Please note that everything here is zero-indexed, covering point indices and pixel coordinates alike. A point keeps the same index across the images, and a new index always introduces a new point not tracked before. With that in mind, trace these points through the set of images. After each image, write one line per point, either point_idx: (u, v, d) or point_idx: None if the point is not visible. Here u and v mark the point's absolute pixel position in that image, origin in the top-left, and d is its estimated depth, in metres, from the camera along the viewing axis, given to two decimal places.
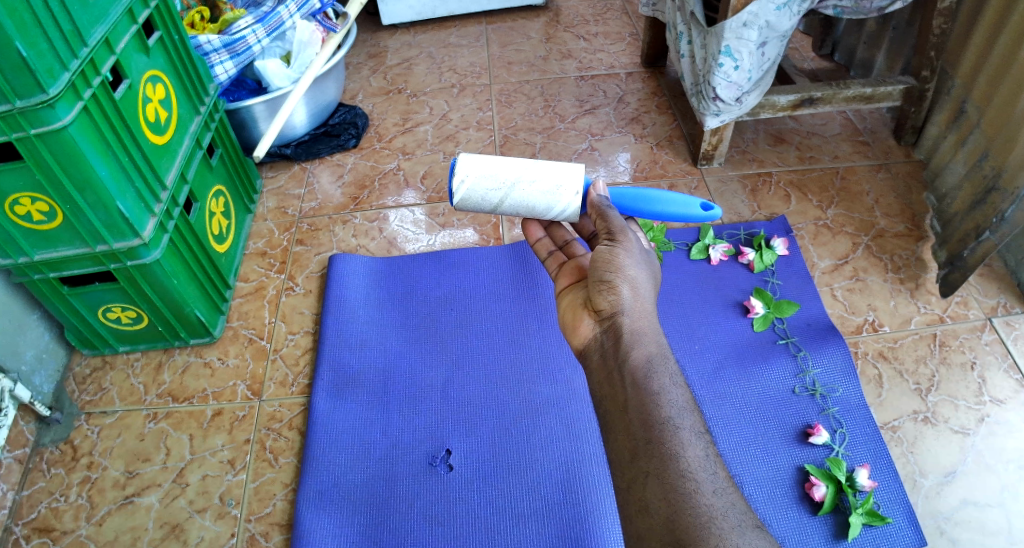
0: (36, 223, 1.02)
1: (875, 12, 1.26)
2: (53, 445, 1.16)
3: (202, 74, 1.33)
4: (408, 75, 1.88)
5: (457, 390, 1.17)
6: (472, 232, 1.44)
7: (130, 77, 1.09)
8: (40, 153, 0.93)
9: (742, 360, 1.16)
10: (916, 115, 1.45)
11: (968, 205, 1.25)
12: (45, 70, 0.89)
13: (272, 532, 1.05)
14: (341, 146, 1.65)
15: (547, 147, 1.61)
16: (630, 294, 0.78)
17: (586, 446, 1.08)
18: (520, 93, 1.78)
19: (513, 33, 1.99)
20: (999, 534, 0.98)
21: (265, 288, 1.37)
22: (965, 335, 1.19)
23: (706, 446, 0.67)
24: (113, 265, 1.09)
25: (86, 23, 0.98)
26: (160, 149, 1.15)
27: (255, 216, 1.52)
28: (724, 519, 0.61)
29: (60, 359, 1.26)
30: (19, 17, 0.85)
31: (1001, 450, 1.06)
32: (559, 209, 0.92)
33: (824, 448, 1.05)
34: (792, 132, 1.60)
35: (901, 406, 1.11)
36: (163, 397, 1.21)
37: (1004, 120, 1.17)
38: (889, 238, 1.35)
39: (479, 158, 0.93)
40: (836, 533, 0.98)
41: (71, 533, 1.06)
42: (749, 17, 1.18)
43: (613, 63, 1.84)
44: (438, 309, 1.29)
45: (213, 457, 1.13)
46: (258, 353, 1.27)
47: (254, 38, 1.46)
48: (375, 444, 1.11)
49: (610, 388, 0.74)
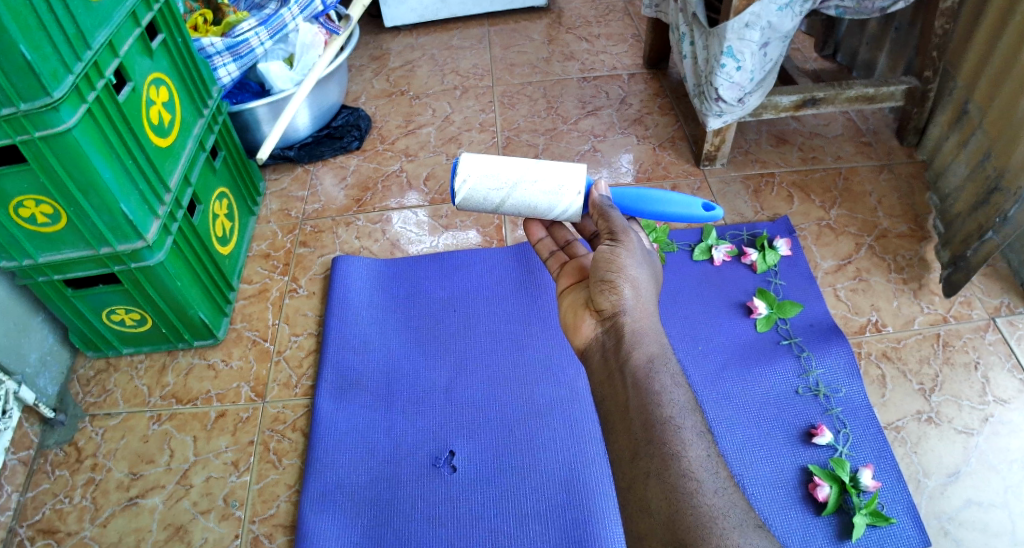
0: (39, 225, 1.03)
1: (876, 13, 1.26)
2: (57, 447, 1.16)
3: (206, 77, 1.34)
4: (411, 77, 1.89)
5: (461, 391, 1.17)
6: (475, 233, 1.44)
7: (133, 80, 1.09)
8: (45, 156, 0.94)
9: (746, 361, 1.16)
10: (919, 116, 1.45)
11: (971, 206, 1.24)
12: (50, 73, 0.90)
13: (275, 533, 1.05)
14: (344, 148, 1.66)
15: (549, 148, 1.62)
16: (632, 295, 0.78)
17: (589, 447, 1.08)
18: (522, 95, 1.78)
19: (516, 35, 1.99)
20: (1002, 534, 0.98)
21: (269, 290, 1.37)
22: (969, 335, 1.19)
23: (708, 446, 0.67)
24: (117, 267, 1.09)
25: (89, 26, 0.98)
26: (163, 151, 1.15)
27: (258, 218, 1.52)
28: (726, 518, 0.61)
29: (65, 362, 1.26)
30: (24, 21, 0.85)
31: (1004, 450, 1.05)
32: (561, 209, 0.92)
33: (828, 448, 1.05)
34: (795, 133, 1.60)
35: (904, 406, 1.11)
36: (167, 399, 1.22)
37: (1006, 121, 1.17)
38: (892, 238, 1.35)
39: (481, 158, 0.93)
40: (840, 533, 0.97)
41: (76, 534, 1.07)
42: (751, 18, 1.18)
43: (615, 65, 1.85)
44: (441, 311, 1.29)
45: (217, 458, 1.14)
46: (261, 354, 1.27)
47: (256, 41, 1.47)
48: (379, 445, 1.11)
49: (611, 388, 0.74)
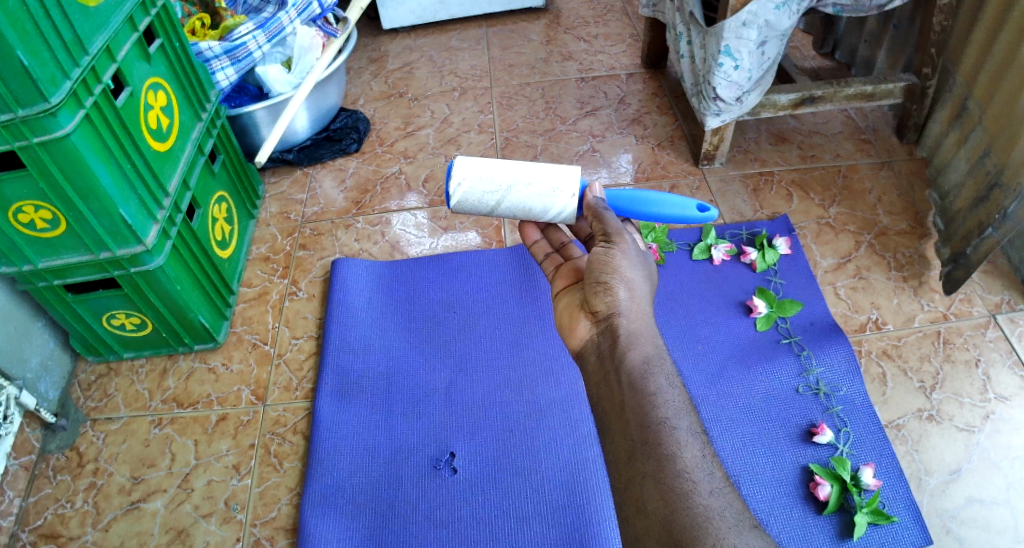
0: (39, 231, 1.03)
1: (875, 10, 1.25)
2: (59, 451, 1.17)
3: (204, 80, 1.34)
4: (409, 79, 1.89)
5: (461, 393, 1.17)
6: (474, 234, 1.44)
7: (132, 85, 1.09)
8: (43, 161, 0.94)
9: (746, 360, 1.16)
10: (918, 112, 1.45)
11: (970, 203, 1.24)
12: (47, 78, 0.90)
13: (277, 536, 1.05)
14: (343, 151, 1.66)
15: (548, 149, 1.62)
16: (627, 296, 0.78)
17: (588, 448, 1.08)
18: (521, 96, 1.78)
19: (514, 36, 1.99)
20: (1005, 531, 0.97)
21: (269, 293, 1.37)
22: (969, 332, 1.19)
23: (704, 447, 0.67)
24: (117, 272, 1.10)
25: (87, 31, 0.98)
26: (162, 156, 1.15)
27: (258, 221, 1.52)
28: (721, 518, 0.61)
29: (65, 366, 1.26)
30: (21, 26, 0.85)
31: (1006, 447, 1.05)
32: (555, 212, 0.93)
33: (829, 447, 1.05)
34: (794, 131, 1.60)
35: (905, 404, 1.11)
36: (168, 403, 1.22)
37: (1006, 119, 1.16)
38: (892, 236, 1.35)
39: (477, 160, 0.93)
40: (841, 532, 0.97)
41: (78, 538, 1.07)
42: (749, 17, 1.18)
43: (614, 65, 1.85)
44: (442, 313, 1.29)
45: (219, 462, 1.14)
46: (262, 358, 1.27)
47: (254, 44, 1.47)
48: (380, 448, 1.11)
49: (607, 389, 0.74)
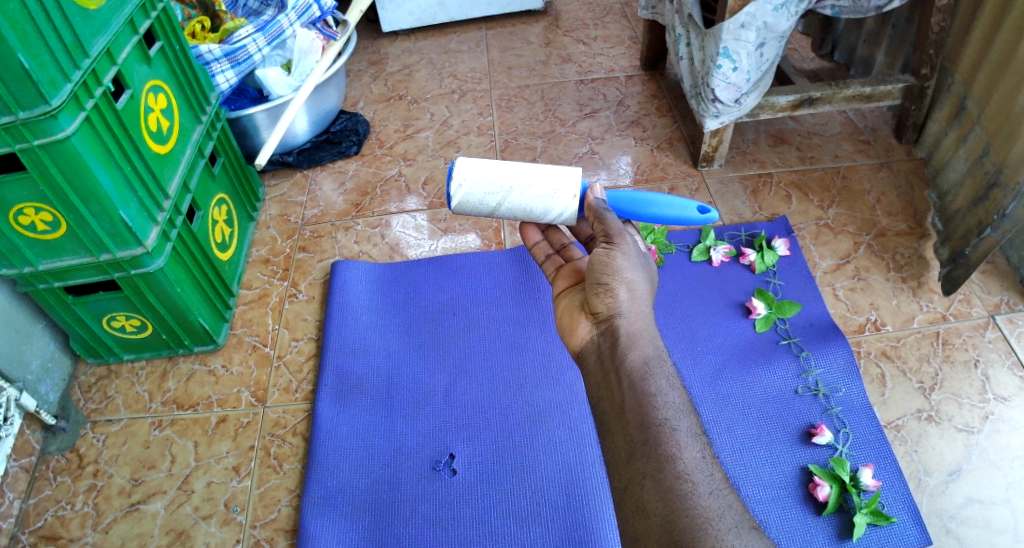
0: (40, 233, 1.03)
1: (873, 11, 1.25)
2: (59, 453, 1.17)
3: (204, 82, 1.35)
4: (409, 81, 1.89)
5: (460, 394, 1.17)
6: (474, 236, 1.45)
7: (133, 87, 1.10)
8: (44, 164, 0.94)
9: (745, 361, 1.16)
10: (917, 113, 1.45)
11: (970, 202, 1.24)
12: (47, 81, 0.90)
13: (277, 537, 1.05)
14: (343, 153, 1.67)
15: (547, 151, 1.62)
16: (627, 296, 0.79)
17: (588, 449, 1.08)
18: (520, 98, 1.78)
19: (513, 38, 2.00)
20: (1005, 532, 0.97)
21: (269, 295, 1.38)
22: (968, 332, 1.19)
23: (704, 448, 0.67)
24: (117, 273, 1.10)
25: (87, 34, 0.99)
26: (163, 158, 1.16)
27: (258, 223, 1.52)
28: (721, 519, 0.61)
29: (66, 369, 1.26)
30: (21, 29, 0.86)
31: (1006, 447, 1.05)
32: (555, 213, 0.93)
33: (827, 448, 1.05)
34: (793, 132, 1.60)
35: (905, 405, 1.11)
36: (168, 405, 1.22)
37: (1005, 116, 1.16)
38: (891, 237, 1.35)
39: (478, 161, 0.93)
40: (840, 533, 0.97)
41: (78, 540, 1.07)
42: (746, 19, 1.18)
43: (613, 67, 1.85)
44: (441, 315, 1.29)
45: (219, 463, 1.14)
46: (262, 359, 1.27)
47: (254, 47, 1.47)
48: (379, 449, 1.12)
49: (606, 390, 0.74)
